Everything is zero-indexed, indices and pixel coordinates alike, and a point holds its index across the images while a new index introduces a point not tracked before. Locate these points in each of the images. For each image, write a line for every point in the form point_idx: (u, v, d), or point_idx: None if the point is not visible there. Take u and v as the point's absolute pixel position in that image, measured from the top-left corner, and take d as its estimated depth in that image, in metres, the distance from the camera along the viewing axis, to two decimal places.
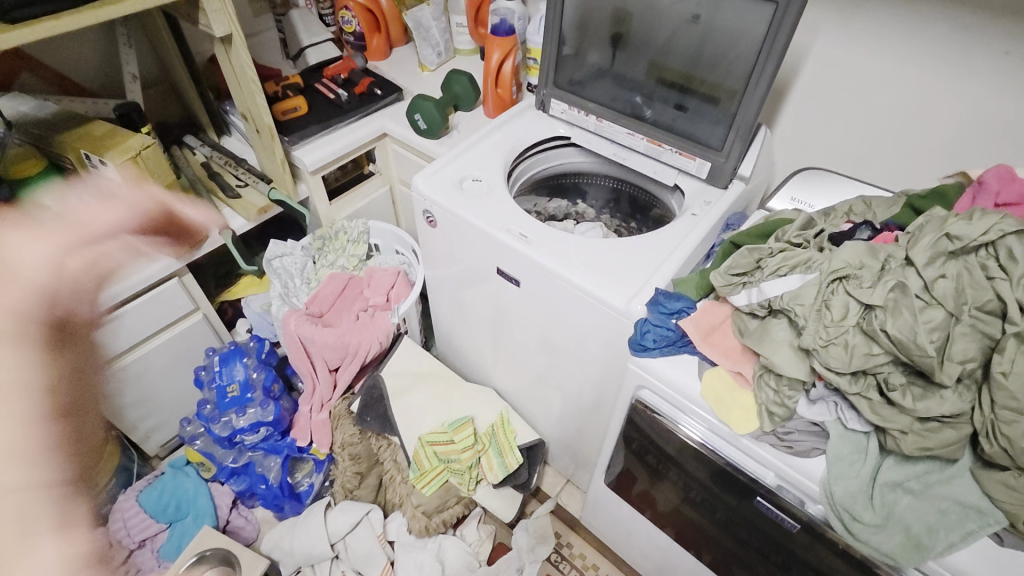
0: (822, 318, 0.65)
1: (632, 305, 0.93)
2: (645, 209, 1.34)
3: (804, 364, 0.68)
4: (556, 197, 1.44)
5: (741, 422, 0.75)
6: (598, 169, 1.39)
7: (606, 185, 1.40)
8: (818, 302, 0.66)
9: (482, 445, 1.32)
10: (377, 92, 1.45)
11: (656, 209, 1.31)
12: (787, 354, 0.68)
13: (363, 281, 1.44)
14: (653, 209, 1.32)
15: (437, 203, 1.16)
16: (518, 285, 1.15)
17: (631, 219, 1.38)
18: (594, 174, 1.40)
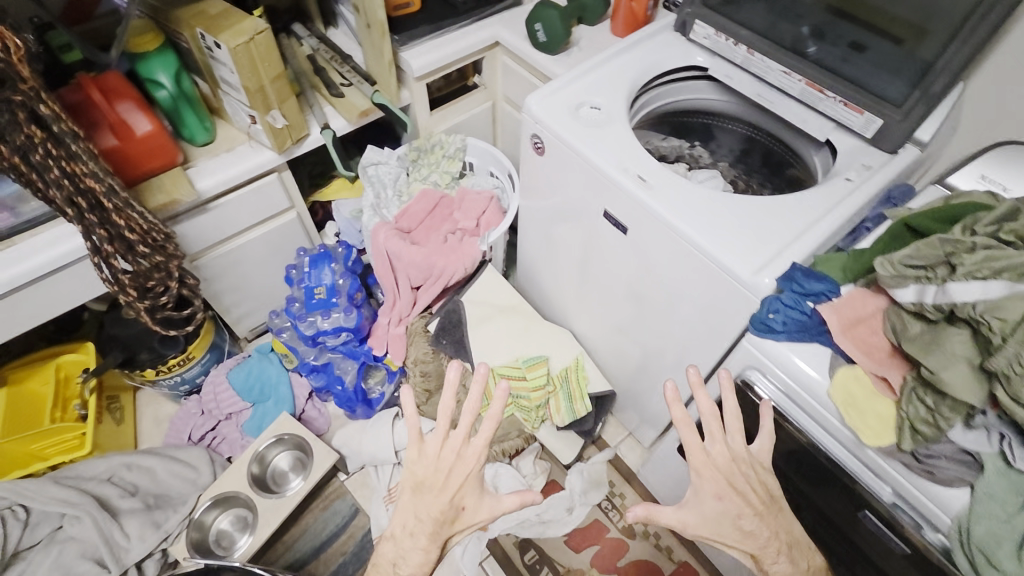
0: None
1: (760, 278, 0.82)
2: (779, 164, 1.19)
3: (983, 388, 0.57)
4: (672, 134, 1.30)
5: (875, 434, 0.66)
6: (734, 111, 1.22)
7: (738, 131, 1.24)
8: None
9: (553, 386, 1.29)
10: None
11: (794, 167, 1.15)
12: (962, 373, 0.57)
13: (454, 201, 1.38)
14: (791, 166, 1.16)
15: (551, 129, 1.06)
16: (623, 232, 1.04)
17: (757, 173, 1.23)
18: (727, 117, 1.24)
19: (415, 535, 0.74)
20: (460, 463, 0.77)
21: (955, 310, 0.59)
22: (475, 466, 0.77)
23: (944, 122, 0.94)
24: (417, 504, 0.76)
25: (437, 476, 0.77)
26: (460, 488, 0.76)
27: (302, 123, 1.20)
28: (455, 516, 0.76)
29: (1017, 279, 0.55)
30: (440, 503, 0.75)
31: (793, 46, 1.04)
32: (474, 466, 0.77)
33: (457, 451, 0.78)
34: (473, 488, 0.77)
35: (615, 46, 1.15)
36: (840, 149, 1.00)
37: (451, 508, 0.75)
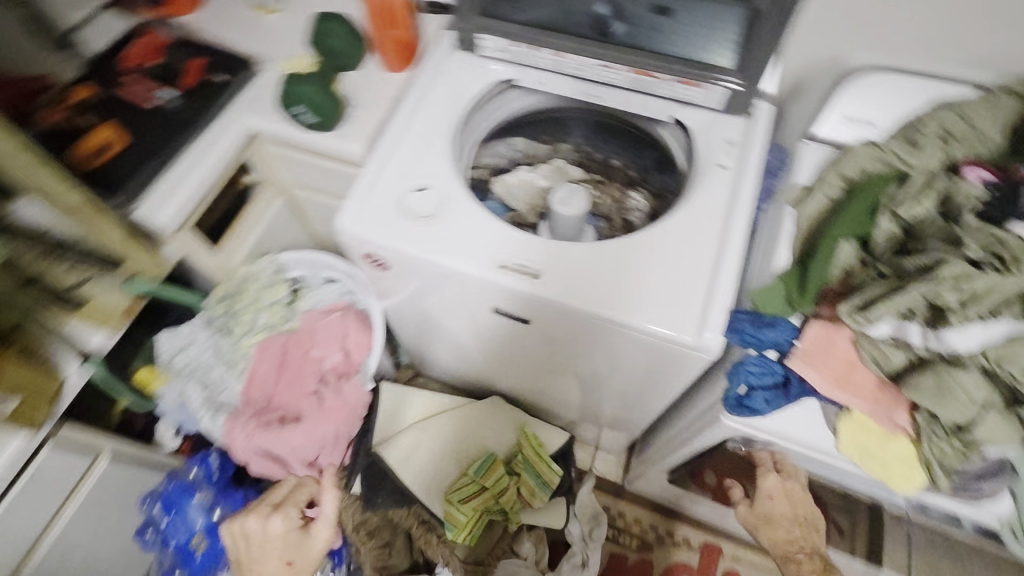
0: None
1: (704, 336, 0.71)
2: (625, 138, 1.09)
3: (1014, 422, 0.52)
4: (502, 145, 1.14)
5: (904, 480, 0.60)
6: (569, 104, 1.07)
7: (581, 120, 1.09)
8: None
9: (517, 474, 1.16)
10: (218, 78, 0.98)
11: (656, 149, 1.06)
12: (991, 421, 0.52)
13: (305, 337, 1.10)
14: (653, 145, 1.07)
15: (386, 247, 0.81)
16: (525, 323, 0.86)
17: (604, 148, 1.14)
18: (564, 110, 1.08)
19: None
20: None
21: (959, 355, 0.54)
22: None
23: (779, 69, 0.88)
24: None
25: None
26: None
27: (47, 376, 0.83)
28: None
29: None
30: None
31: (599, 33, 0.89)
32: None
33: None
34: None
35: (406, 101, 0.90)
36: (696, 128, 0.90)
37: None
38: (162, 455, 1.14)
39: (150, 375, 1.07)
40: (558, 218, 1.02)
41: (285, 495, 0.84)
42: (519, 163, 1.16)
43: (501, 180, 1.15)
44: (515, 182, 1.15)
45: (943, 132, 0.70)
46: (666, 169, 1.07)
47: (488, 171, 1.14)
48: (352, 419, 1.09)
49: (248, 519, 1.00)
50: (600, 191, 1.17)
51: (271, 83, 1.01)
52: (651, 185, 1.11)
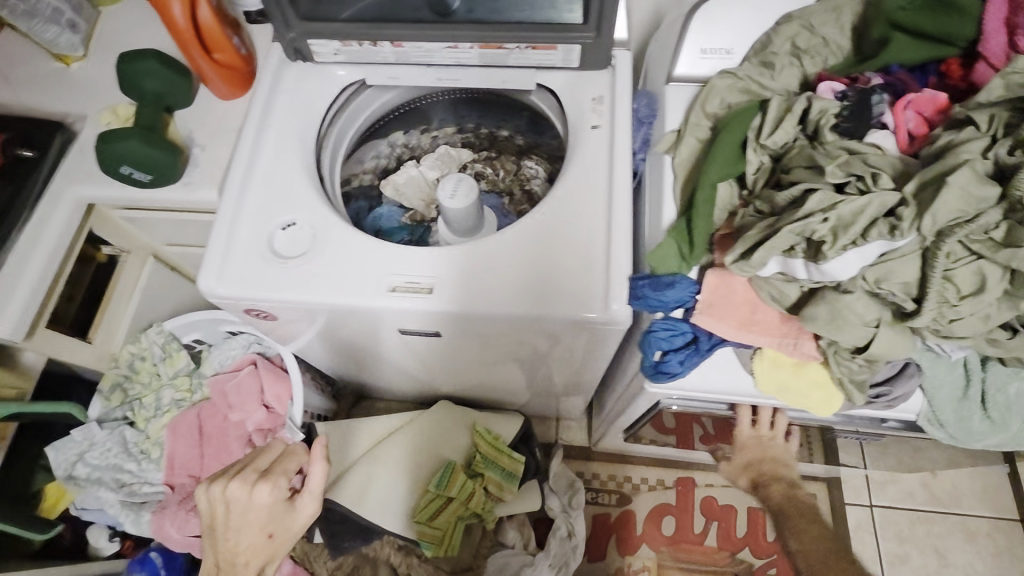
0: (943, 293, 0.48)
1: (611, 309, 0.69)
2: (501, 109, 1.06)
3: (906, 331, 0.53)
4: (378, 144, 1.08)
5: (824, 403, 0.62)
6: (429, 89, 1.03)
7: (446, 103, 1.07)
8: (926, 271, 0.48)
9: (480, 475, 1.13)
10: (26, 153, 0.85)
11: (530, 110, 1.04)
12: (887, 336, 0.52)
13: (218, 403, 1.01)
14: (521, 109, 1.05)
15: (264, 300, 0.74)
16: (436, 336, 0.82)
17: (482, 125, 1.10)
18: (426, 96, 1.05)
19: (241, 536, 0.69)
20: (254, 503, 0.69)
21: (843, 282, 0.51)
22: (272, 492, 0.71)
23: (629, 12, 0.84)
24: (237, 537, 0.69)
25: (232, 517, 0.69)
26: (258, 527, 0.69)
27: None
28: (272, 548, 0.70)
29: (893, 239, 0.46)
30: (246, 542, 0.69)
31: (435, 13, 0.82)
32: (271, 495, 0.70)
33: (247, 490, 0.69)
34: (280, 513, 0.71)
35: (245, 132, 0.81)
36: (561, 91, 0.86)
37: (258, 540, 0.69)
38: (99, 567, 1.05)
39: (58, 495, 0.96)
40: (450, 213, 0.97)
41: (261, 452, 0.76)
42: (403, 157, 1.09)
43: (390, 182, 1.07)
44: (405, 179, 1.06)
45: (793, 47, 0.69)
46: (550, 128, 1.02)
47: (371, 172, 1.08)
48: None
49: (222, 485, 0.69)
50: (496, 164, 1.09)
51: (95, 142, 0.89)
52: (542, 149, 1.06)
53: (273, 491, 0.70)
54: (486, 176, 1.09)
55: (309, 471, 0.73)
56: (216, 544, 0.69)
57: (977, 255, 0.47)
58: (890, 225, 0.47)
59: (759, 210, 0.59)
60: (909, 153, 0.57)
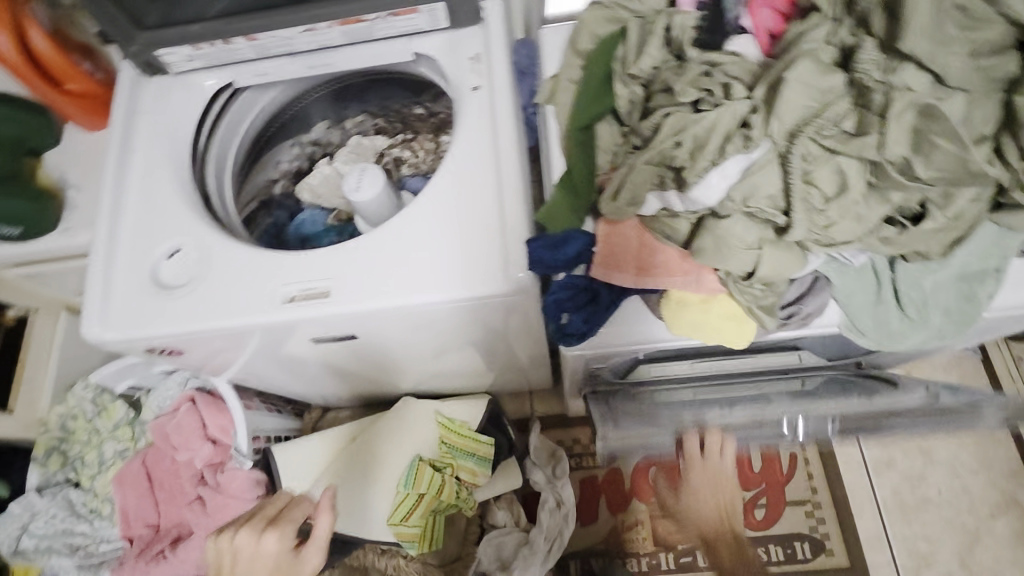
0: (809, 198, 0.47)
1: (514, 278, 0.66)
2: (391, 84, 1.00)
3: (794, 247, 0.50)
4: (280, 150, 1.03)
5: (737, 335, 0.59)
6: (299, 84, 0.98)
7: (323, 97, 1.01)
8: (786, 179, 0.47)
9: (449, 465, 1.11)
10: None
11: (406, 79, 0.98)
12: (773, 254, 0.49)
13: (162, 447, 0.98)
14: (396, 80, 0.99)
15: (158, 336, 0.70)
16: (355, 337, 0.78)
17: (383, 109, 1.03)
18: (300, 96, 1.00)
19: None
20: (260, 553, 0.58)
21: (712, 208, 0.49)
22: (281, 541, 0.60)
23: None
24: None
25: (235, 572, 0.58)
26: None
27: None
28: None
29: (749, 150, 0.46)
30: None
31: None
32: (279, 544, 0.60)
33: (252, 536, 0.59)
34: (291, 567, 0.59)
35: (107, 162, 0.76)
36: (437, 56, 0.80)
37: None
38: None
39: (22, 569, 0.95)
40: (366, 208, 0.92)
41: (272, 501, 0.66)
42: (312, 159, 1.02)
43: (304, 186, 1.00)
44: (320, 179, 1.00)
45: None
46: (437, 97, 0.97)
47: (279, 179, 1.02)
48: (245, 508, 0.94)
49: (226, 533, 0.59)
50: (413, 145, 1.00)
51: None
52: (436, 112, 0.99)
53: (278, 541, 0.59)
54: (407, 159, 1.01)
55: (319, 515, 0.62)
56: None
57: (833, 152, 0.46)
58: (743, 135, 0.47)
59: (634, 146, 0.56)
60: (771, 53, 0.54)
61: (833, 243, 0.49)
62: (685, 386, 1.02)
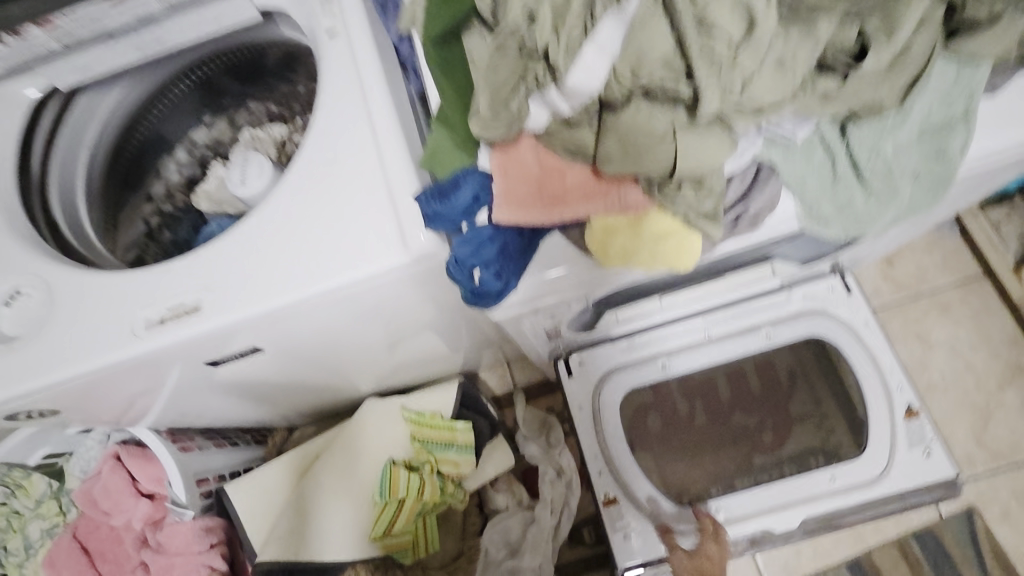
0: (717, 54, 0.37)
1: (412, 244, 0.54)
2: (261, 65, 0.85)
3: (714, 126, 0.40)
4: (161, 160, 0.88)
5: (683, 256, 0.49)
6: (151, 79, 0.83)
7: (186, 95, 0.87)
8: (680, 34, 0.37)
9: (425, 461, 1.03)
10: None
11: (272, 48, 0.83)
12: (691, 140, 0.39)
13: (93, 517, 0.87)
14: (269, 60, 0.85)
15: (12, 398, 0.58)
16: (261, 353, 0.67)
17: (260, 91, 0.88)
18: (158, 98, 0.85)
19: None
20: None
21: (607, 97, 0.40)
22: None
23: None
24: None
25: None
26: None
27: None
28: None
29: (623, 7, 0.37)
30: None
31: None
32: None
33: None
34: None
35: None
36: (283, 7, 0.68)
37: None
38: None
39: None
40: (259, 198, 0.77)
41: None
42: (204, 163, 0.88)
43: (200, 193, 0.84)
44: (217, 184, 0.84)
45: None
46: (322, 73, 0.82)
47: (169, 194, 0.87)
48: (196, 563, 0.87)
49: None
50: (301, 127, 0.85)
51: None
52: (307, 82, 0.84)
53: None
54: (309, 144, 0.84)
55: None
56: None
57: None
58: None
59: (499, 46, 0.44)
60: None
61: (761, 109, 0.39)
62: (654, 359, 0.94)
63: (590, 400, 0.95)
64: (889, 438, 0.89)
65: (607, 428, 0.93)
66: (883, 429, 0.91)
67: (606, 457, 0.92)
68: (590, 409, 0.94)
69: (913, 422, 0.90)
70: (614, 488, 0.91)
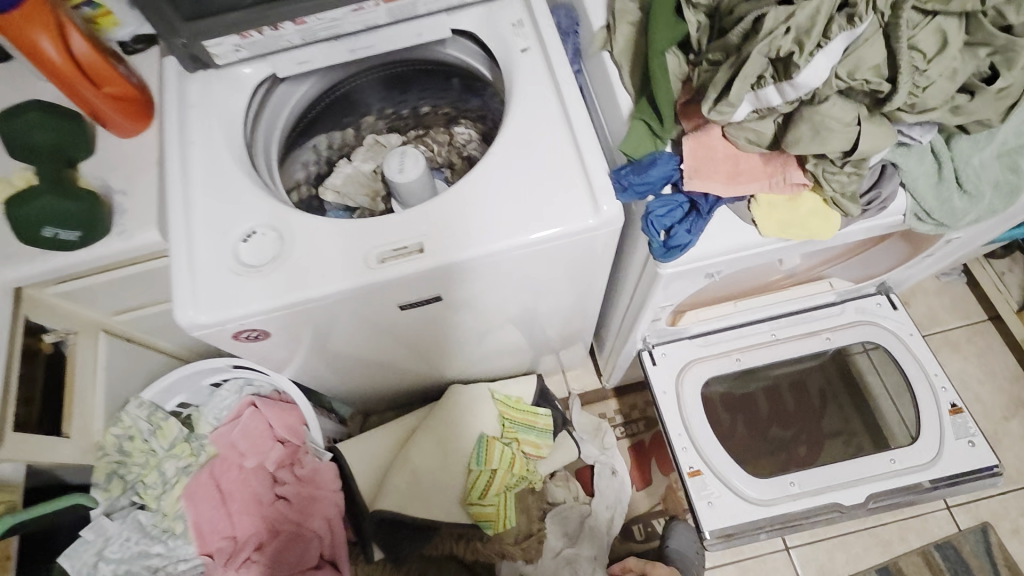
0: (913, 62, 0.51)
1: (601, 209, 0.69)
2: (427, 74, 1.01)
3: (885, 122, 0.56)
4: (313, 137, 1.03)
5: (825, 226, 0.64)
6: (340, 76, 0.98)
7: (357, 89, 1.02)
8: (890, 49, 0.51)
9: (512, 437, 1.12)
10: None
11: (456, 73, 1.00)
12: (864, 130, 0.55)
13: (230, 455, 0.96)
14: (442, 72, 1.01)
15: (252, 314, 0.70)
16: (437, 300, 0.79)
17: (415, 98, 1.05)
18: (335, 87, 1.00)
19: None
20: None
21: (820, 91, 0.54)
22: None
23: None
24: None
25: None
26: None
27: None
28: None
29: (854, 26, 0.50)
30: None
31: None
32: None
33: None
34: None
35: (172, 156, 0.75)
36: (477, 30, 0.84)
37: None
38: None
39: None
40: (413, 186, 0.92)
41: None
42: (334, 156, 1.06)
43: (329, 187, 1.03)
44: (343, 178, 1.03)
45: None
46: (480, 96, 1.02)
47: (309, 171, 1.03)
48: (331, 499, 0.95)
49: None
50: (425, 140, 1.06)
51: None
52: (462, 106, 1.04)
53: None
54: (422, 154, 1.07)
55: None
56: None
57: (930, 18, 0.51)
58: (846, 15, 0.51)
59: (717, 58, 0.59)
60: None
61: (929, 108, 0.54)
62: (728, 353, 1.05)
63: (673, 383, 1.04)
64: (935, 427, 0.97)
65: (690, 414, 1.01)
66: (930, 427, 0.97)
67: (689, 435, 0.99)
68: (673, 392, 1.03)
69: (957, 418, 0.97)
70: (699, 461, 0.97)
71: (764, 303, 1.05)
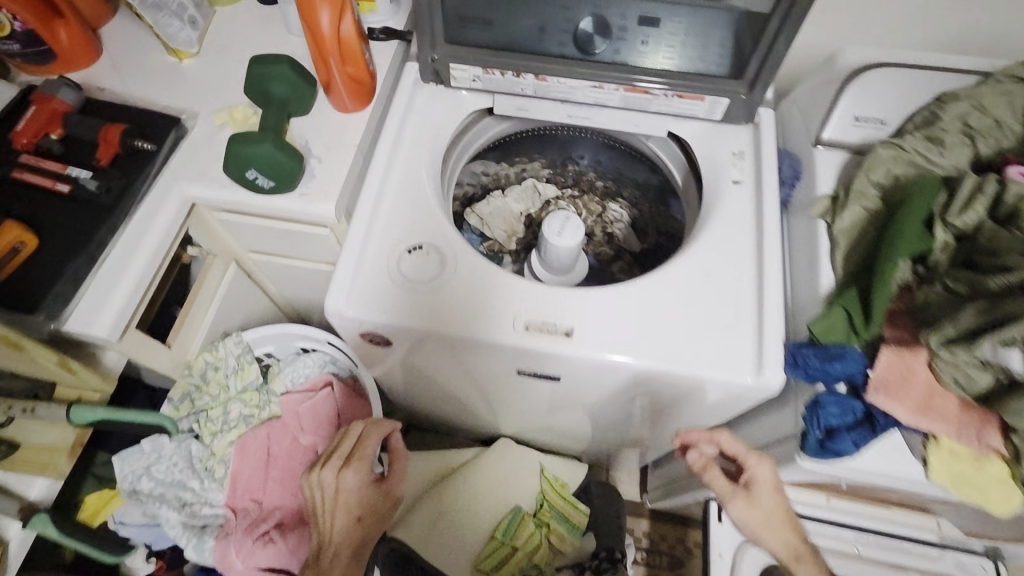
0: None
1: (762, 374, 0.66)
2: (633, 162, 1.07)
3: None
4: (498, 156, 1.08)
5: (1001, 501, 0.58)
6: (563, 123, 1.03)
7: (565, 141, 1.07)
8: None
9: (545, 522, 1.06)
10: (142, 144, 0.81)
11: (657, 175, 1.05)
12: None
13: (292, 424, 0.98)
14: (645, 167, 1.06)
15: (392, 325, 0.71)
16: (556, 380, 0.77)
17: (604, 173, 1.10)
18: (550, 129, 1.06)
19: (348, 509, 0.81)
20: (343, 489, 0.82)
21: None
22: (356, 478, 0.83)
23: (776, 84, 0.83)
24: (354, 513, 0.82)
25: (335, 505, 0.81)
26: (348, 511, 0.81)
27: None
28: (361, 532, 0.82)
29: None
30: (340, 527, 0.81)
31: (579, 49, 0.80)
32: (355, 480, 0.83)
33: (335, 474, 0.82)
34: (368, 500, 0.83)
35: (381, 151, 0.79)
36: (694, 142, 0.83)
37: (350, 524, 0.82)
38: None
39: (99, 500, 0.88)
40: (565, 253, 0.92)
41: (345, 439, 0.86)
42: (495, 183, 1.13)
43: (474, 210, 1.09)
44: (490, 210, 1.09)
45: (964, 125, 0.67)
46: (651, 189, 1.08)
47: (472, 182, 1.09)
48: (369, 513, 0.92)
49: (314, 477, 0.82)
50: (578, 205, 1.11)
51: (208, 140, 0.88)
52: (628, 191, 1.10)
53: (357, 476, 0.83)
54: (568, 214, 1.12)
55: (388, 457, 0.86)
56: (319, 527, 0.81)
57: None
58: None
59: (971, 292, 0.56)
60: None
61: None
62: None
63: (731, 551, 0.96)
64: None
65: None
66: None
67: None
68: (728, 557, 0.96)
69: None
70: None
71: (860, 513, 0.96)
